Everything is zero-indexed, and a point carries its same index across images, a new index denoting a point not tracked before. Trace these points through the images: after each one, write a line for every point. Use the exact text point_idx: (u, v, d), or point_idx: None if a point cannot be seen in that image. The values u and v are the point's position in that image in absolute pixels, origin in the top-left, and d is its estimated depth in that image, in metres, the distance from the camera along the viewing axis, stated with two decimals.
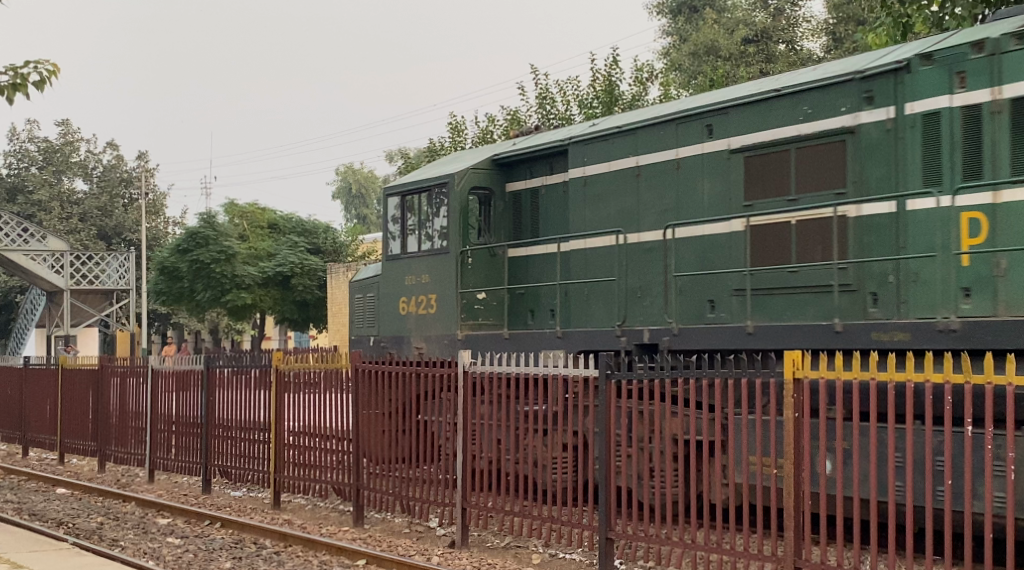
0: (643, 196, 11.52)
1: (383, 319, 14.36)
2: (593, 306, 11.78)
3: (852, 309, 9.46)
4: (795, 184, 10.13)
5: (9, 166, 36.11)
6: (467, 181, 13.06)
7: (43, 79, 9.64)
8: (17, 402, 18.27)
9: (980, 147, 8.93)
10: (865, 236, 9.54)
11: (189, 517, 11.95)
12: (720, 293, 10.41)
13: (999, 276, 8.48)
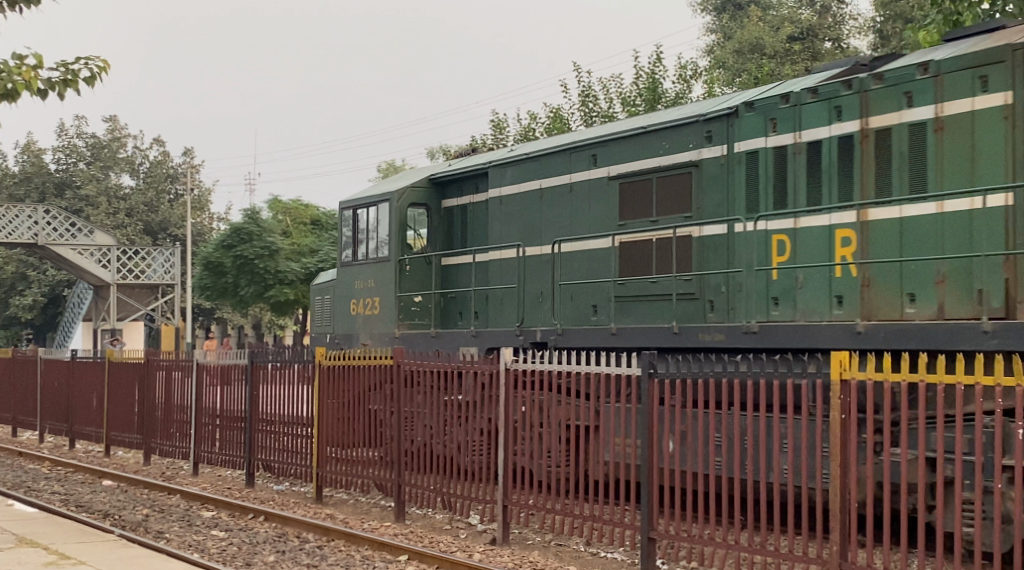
0: (540, 216, 13.15)
1: (339, 318, 16.14)
2: (503, 308, 13.38)
3: (694, 314, 11.05)
4: (656, 207, 11.66)
5: (58, 162, 36.65)
6: (406, 198, 14.70)
7: (94, 75, 9.74)
8: (64, 394, 18.52)
9: (785, 178, 10.44)
10: (706, 252, 11.06)
11: (233, 510, 12.02)
12: (600, 299, 11.99)
13: (863, 286, 9.55)
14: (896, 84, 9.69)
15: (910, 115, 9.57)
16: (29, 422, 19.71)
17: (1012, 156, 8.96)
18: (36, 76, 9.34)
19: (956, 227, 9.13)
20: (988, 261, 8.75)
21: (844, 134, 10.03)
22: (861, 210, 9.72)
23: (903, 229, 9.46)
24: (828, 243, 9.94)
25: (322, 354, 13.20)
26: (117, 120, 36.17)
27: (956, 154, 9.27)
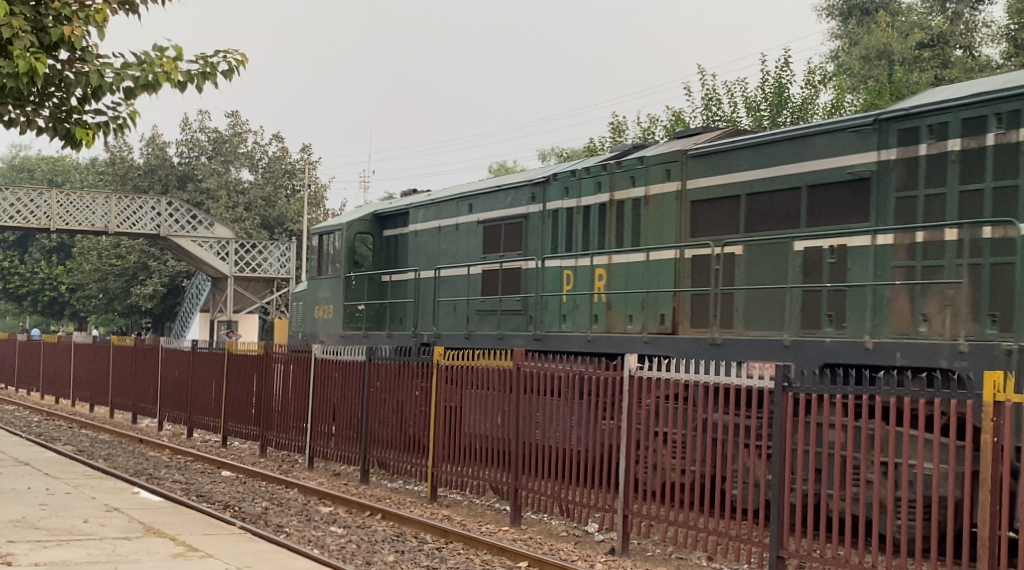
0: (433, 248, 16.58)
1: (305, 321, 19.46)
2: (404, 316, 16.59)
3: (519, 324, 14.18)
4: (504, 245, 14.94)
5: (180, 154, 37.59)
6: (354, 228, 17.93)
7: (232, 68, 9.77)
8: (184, 383, 18.86)
9: (573, 228, 13.70)
10: (530, 279, 14.18)
11: (350, 507, 11.99)
12: (467, 311, 15.19)
13: (608, 306, 12.82)
14: (628, 169, 13.07)
15: (634, 193, 12.90)
16: (148, 410, 20.14)
17: (679, 223, 12.32)
18: (177, 67, 9.38)
19: (651, 269, 12.45)
20: (665, 294, 12.03)
21: (636, 197, 12.89)
22: (606, 255, 13.03)
23: (628, 270, 12.72)
24: (582, 279, 13.37)
25: (440, 354, 13.09)
26: (238, 115, 36.85)
27: (657, 219, 12.62)
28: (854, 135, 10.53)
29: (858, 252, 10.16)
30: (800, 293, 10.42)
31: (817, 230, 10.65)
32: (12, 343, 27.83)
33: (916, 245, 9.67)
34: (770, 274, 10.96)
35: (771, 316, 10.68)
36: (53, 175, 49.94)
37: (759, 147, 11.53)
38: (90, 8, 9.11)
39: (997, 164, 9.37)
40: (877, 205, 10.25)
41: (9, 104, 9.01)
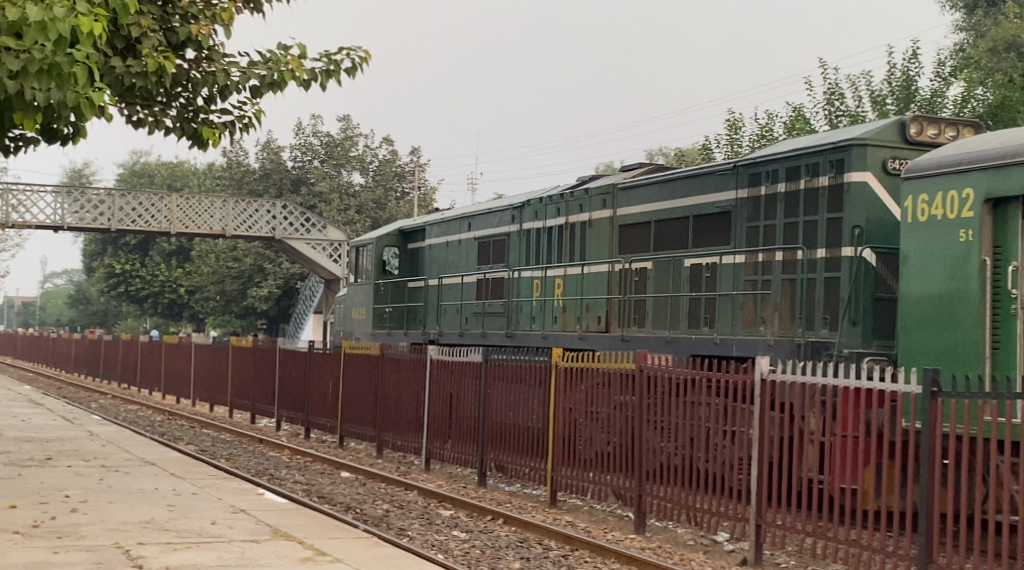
0: (442, 261, 19.06)
1: (344, 320, 22.28)
2: (421, 317, 19.12)
3: (502, 323, 16.45)
4: (493, 257, 17.24)
5: (295, 159, 38.27)
6: (382, 242, 20.49)
7: (354, 66, 9.65)
8: (301, 383, 18.98)
9: (544, 246, 15.85)
10: (509, 288, 16.40)
11: (471, 511, 11.79)
12: (464, 315, 17.59)
13: (562, 308, 14.93)
14: (579, 198, 15.06)
15: (581, 217, 14.95)
16: (266, 411, 20.36)
17: (610, 242, 14.32)
18: (301, 65, 9.31)
19: (590, 279, 14.51)
20: (598, 300, 14.13)
21: (581, 220, 14.94)
22: (561, 268, 15.09)
23: (579, 280, 14.74)
24: (540, 288, 15.60)
25: (558, 356, 12.80)
26: (350, 118, 37.27)
27: (598, 240, 14.58)
28: (722, 173, 12.49)
29: (724, 268, 12.15)
30: (686, 302, 12.59)
31: (698, 250, 12.71)
32: (135, 345, 28.56)
33: (755, 265, 11.74)
34: (668, 285, 12.96)
35: (666, 317, 12.82)
36: (172, 180, 51.32)
37: (663, 182, 13.43)
38: (217, 7, 9.08)
39: (808, 204, 11.32)
40: (736, 234, 12.25)
41: (138, 104, 9.05)
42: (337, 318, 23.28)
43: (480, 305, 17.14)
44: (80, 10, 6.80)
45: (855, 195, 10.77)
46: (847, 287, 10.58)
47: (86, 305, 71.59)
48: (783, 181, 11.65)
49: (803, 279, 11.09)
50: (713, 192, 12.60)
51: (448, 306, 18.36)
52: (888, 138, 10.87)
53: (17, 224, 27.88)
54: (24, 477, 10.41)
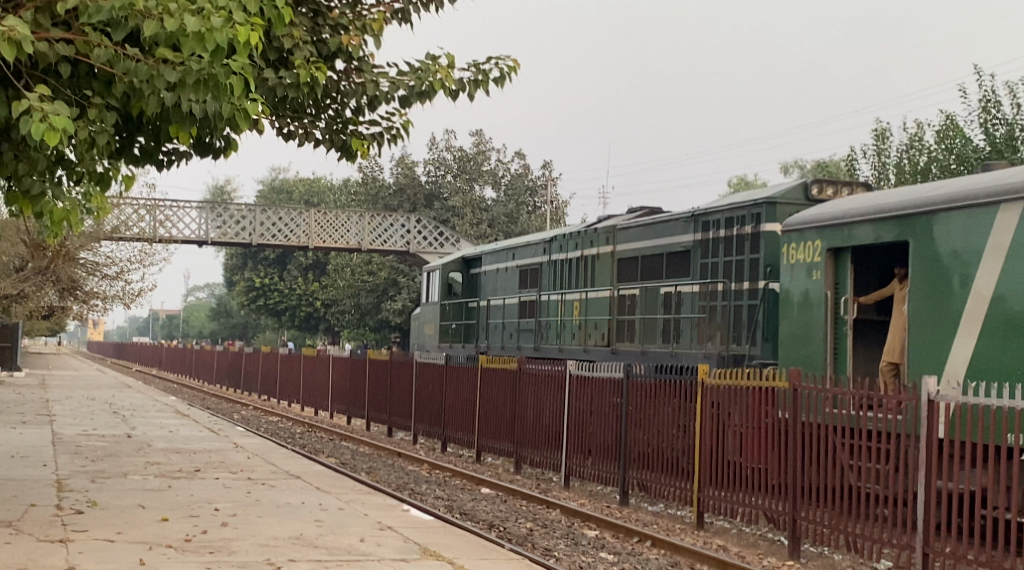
0: (493, 285, 22.22)
1: (419, 334, 25.87)
2: (477, 332, 22.38)
3: (539, 336, 19.40)
4: (531, 281, 20.24)
5: (428, 174, 38.61)
6: (447, 267, 23.84)
7: (504, 74, 9.42)
8: (438, 397, 18.90)
9: (566, 273, 18.75)
10: (542, 308, 19.41)
11: (617, 532, 11.41)
12: (510, 330, 20.68)
13: (576, 326, 17.90)
14: (591, 236, 17.91)
15: (591, 250, 17.84)
16: (403, 424, 20.37)
17: (610, 272, 17.21)
18: (451, 75, 9.13)
19: (594, 301, 17.45)
20: (599, 320, 17.09)
21: (591, 254, 17.84)
22: (577, 293, 18.00)
23: (587, 302, 17.65)
24: (561, 309, 18.56)
25: (704, 373, 12.13)
26: (481, 133, 37.39)
27: (604, 269, 17.47)
28: (683, 219, 15.36)
29: (686, 294, 14.95)
30: (661, 321, 15.31)
31: (666, 280, 15.57)
32: (275, 356, 29.10)
33: (703, 294, 14.51)
34: (652, 307, 15.74)
35: (645, 333, 15.70)
36: (310, 196, 52.54)
37: (644, 225, 16.33)
38: (366, 18, 9.05)
39: (738, 246, 14.03)
40: (693, 268, 15.08)
41: (287, 117, 9.05)
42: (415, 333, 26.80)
43: (518, 323, 20.23)
44: (236, 20, 6.81)
45: (768, 242, 13.43)
46: (762, 311, 13.27)
47: (227, 318, 73.93)
48: (723, 228, 14.37)
49: (733, 305, 13.86)
50: (677, 234, 15.48)
51: (495, 323, 21.62)
52: (793, 198, 13.51)
53: (164, 239, 28.74)
54: (175, 489, 10.52)
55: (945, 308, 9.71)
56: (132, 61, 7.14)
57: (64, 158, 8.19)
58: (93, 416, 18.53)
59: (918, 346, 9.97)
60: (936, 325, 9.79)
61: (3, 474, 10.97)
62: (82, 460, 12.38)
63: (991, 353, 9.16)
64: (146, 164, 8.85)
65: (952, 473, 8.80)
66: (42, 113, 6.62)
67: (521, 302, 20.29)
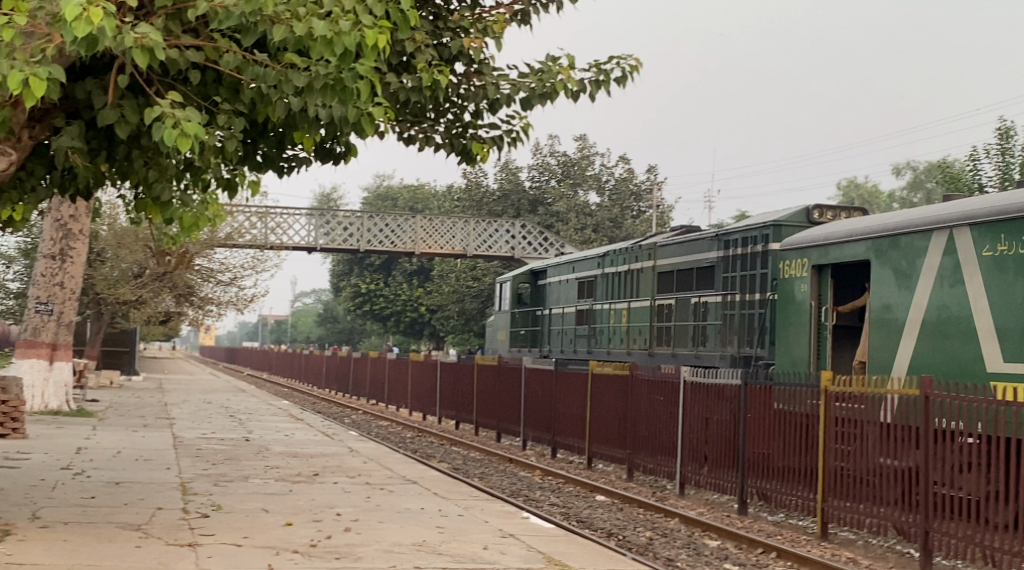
0: (557, 295, 24.38)
1: (497, 339, 28.61)
2: (543, 337, 24.85)
3: (595, 340, 21.56)
4: (587, 292, 22.39)
5: (532, 179, 38.54)
6: (517, 280, 26.44)
7: (626, 75, 9.21)
8: (548, 402, 18.69)
9: (614, 284, 20.85)
10: (596, 315, 21.60)
11: (740, 542, 11.06)
12: (570, 335, 22.99)
13: (624, 332, 20.03)
14: (635, 252, 19.86)
15: (635, 264, 19.83)
16: (512, 430, 20.23)
17: (649, 285, 19.21)
18: (572, 75, 8.99)
19: (637, 311, 19.54)
20: (642, 326, 19.21)
21: (635, 267, 19.86)
22: (624, 303, 20.08)
23: (631, 310, 19.79)
24: (612, 317, 20.66)
25: (828, 379, 11.39)
26: (584, 139, 37.19)
27: (645, 282, 19.50)
28: (708, 238, 17.22)
29: (711, 305, 16.74)
30: (692, 327, 17.34)
31: (696, 291, 17.51)
32: (383, 361, 29.32)
33: (726, 304, 16.24)
34: (686, 315, 17.77)
35: (679, 337, 17.77)
36: (414, 202, 53.18)
37: (676, 243, 18.33)
38: (486, 20, 9.00)
39: (748, 263, 15.75)
40: (716, 280, 16.82)
41: (407, 122, 9.06)
42: (492, 338, 29.45)
43: (576, 330, 22.48)
44: (363, 23, 6.74)
45: (772, 258, 14.96)
46: (769, 319, 14.88)
47: (333, 323, 75.37)
48: (738, 247, 16.01)
49: (747, 314, 15.53)
50: (703, 252, 17.37)
51: (556, 329, 23.99)
52: (796, 220, 14.96)
53: (275, 246, 29.28)
54: (296, 493, 10.60)
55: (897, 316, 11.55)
56: (260, 66, 7.19)
57: (192, 165, 8.30)
58: (211, 420, 18.86)
59: (878, 347, 11.91)
60: (889, 331, 11.66)
61: (131, 476, 11.20)
62: (204, 463, 12.59)
63: (928, 355, 10.99)
64: (269, 171, 8.88)
65: (897, 453, 10.27)
66: (174, 119, 6.64)
67: (579, 310, 22.50)
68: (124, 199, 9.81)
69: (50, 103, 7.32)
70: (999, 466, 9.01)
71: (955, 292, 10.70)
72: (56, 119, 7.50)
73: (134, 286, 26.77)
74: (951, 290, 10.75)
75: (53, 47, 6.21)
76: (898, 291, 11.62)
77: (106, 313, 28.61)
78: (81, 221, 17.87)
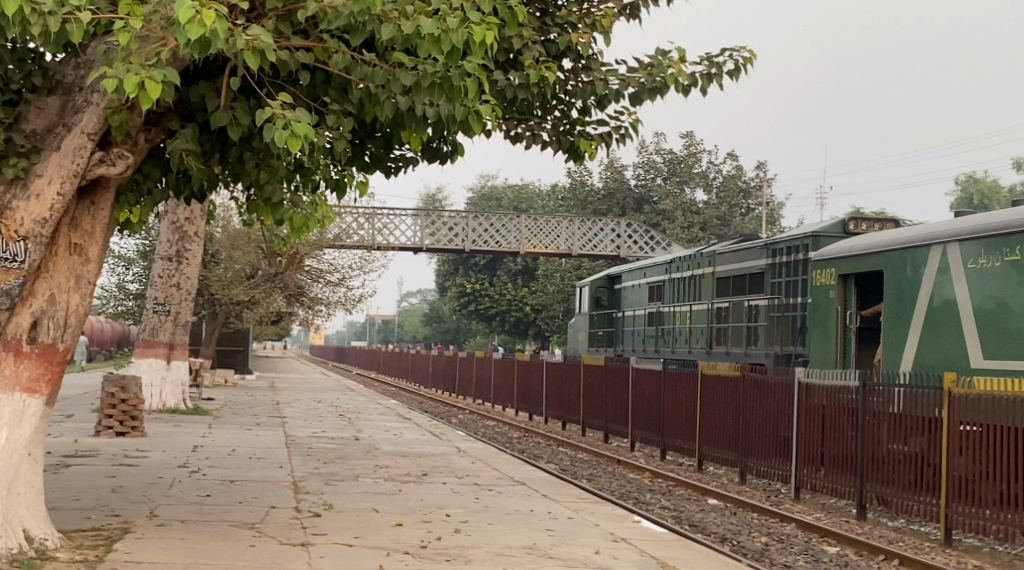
0: (631, 299, 26.22)
1: (577, 338, 30.47)
2: (618, 337, 26.74)
3: (665, 339, 23.36)
4: (656, 296, 24.20)
5: (638, 177, 38.14)
6: (594, 284, 28.28)
7: (739, 67, 8.92)
8: (657, 403, 18.39)
9: (679, 289, 22.62)
10: (664, 317, 23.42)
11: (860, 549, 10.63)
12: (643, 336, 24.85)
13: (689, 332, 21.76)
14: (698, 259, 21.58)
15: (698, 270, 21.55)
16: (620, 431, 19.96)
17: (709, 290, 20.88)
18: (683, 69, 8.76)
19: (700, 313, 21.25)
20: (703, 327, 20.92)
21: (697, 273, 21.59)
22: (688, 307, 21.86)
23: (694, 313, 21.54)
24: (678, 319, 22.39)
25: (950, 382, 10.90)
26: (691, 136, 36.66)
27: (707, 287, 21.21)
28: (758, 247, 18.83)
29: (762, 308, 18.39)
30: (746, 328, 19.02)
31: (748, 295, 19.20)
32: (489, 361, 29.40)
33: (773, 306, 17.95)
34: (740, 317, 19.46)
35: (735, 338, 19.47)
36: (519, 201, 53.33)
37: (733, 251, 19.97)
38: (595, 15, 8.84)
39: (791, 270, 17.32)
40: (765, 285, 18.45)
41: (514, 119, 8.96)
42: (573, 337, 31.26)
43: (650, 331, 24.25)
44: (472, 19, 6.59)
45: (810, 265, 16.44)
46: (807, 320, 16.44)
47: (438, 323, 76.09)
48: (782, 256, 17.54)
49: (792, 315, 17.17)
50: (754, 259, 18.96)
51: (630, 330, 25.82)
52: (833, 232, 16.30)
53: (382, 246, 29.59)
54: (406, 493, 10.60)
55: (903, 318, 13.22)
56: (369, 66, 7.16)
57: (301, 166, 8.37)
58: (321, 419, 19.10)
59: (889, 344, 13.57)
60: (896, 328, 13.42)
61: (245, 475, 11.37)
62: (315, 462, 12.72)
63: (927, 351, 12.72)
64: (377, 171, 8.87)
65: (914, 440, 11.44)
66: (284, 120, 6.65)
67: (649, 313, 24.31)
68: (237, 202, 9.96)
69: (165, 105, 7.37)
70: (994, 448, 10.20)
71: (950, 296, 12.38)
72: (171, 122, 7.55)
73: (246, 286, 27.37)
74: (948, 299, 12.41)
75: (167, 50, 6.28)
76: (904, 294, 13.31)
77: (220, 313, 29.36)
78: (196, 223, 18.35)
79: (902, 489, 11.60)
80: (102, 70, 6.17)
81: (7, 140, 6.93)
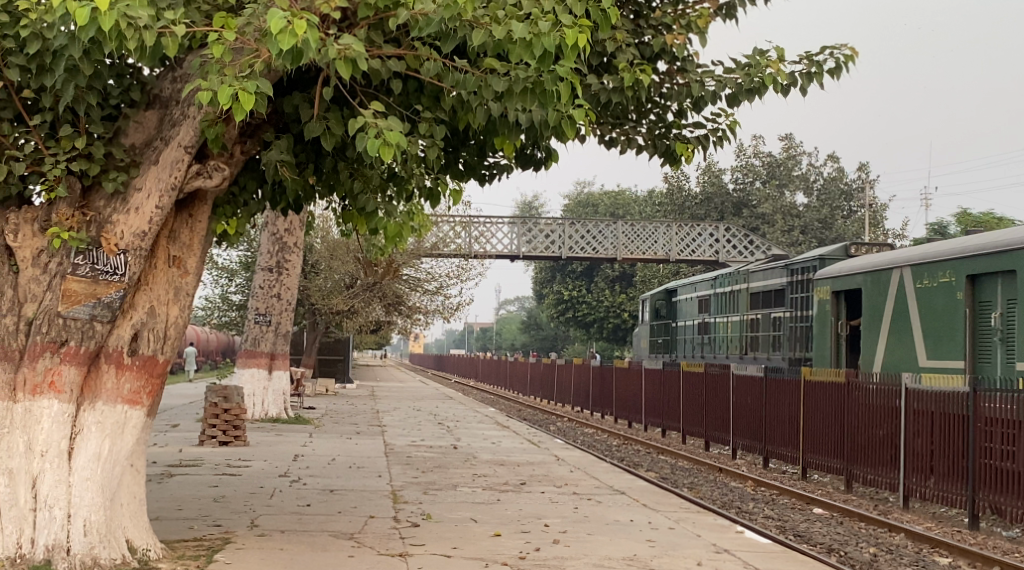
0: (685, 311, 26.77)
1: (637, 347, 31.01)
2: (673, 347, 27.37)
3: (707, 346, 24.46)
4: (699, 308, 25.29)
5: (736, 181, 37.59)
6: (654, 298, 29.10)
7: (840, 65, 8.61)
8: (758, 411, 18.01)
9: (721, 301, 23.67)
10: (706, 326, 24.53)
11: (975, 560, 10.10)
12: (689, 344, 25.85)
13: (726, 340, 22.97)
14: (736, 274, 22.69)
15: (734, 284, 22.64)
16: (721, 439, 19.59)
17: (747, 302, 21.92)
18: (781, 69, 8.50)
19: (739, 324, 22.34)
20: (743, 337, 22.01)
21: (734, 287, 22.71)
22: (726, 317, 22.98)
23: (732, 324, 22.63)
24: (722, 329, 23.38)
25: None
26: (791, 139, 36.01)
27: (742, 299, 22.34)
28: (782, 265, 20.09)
29: (784, 320, 19.70)
30: (774, 337, 20.17)
31: (774, 308, 20.40)
32: (586, 369, 29.25)
33: (793, 317, 19.26)
34: (767, 328, 20.66)
35: (765, 345, 20.63)
36: (615, 209, 53.06)
37: (762, 268, 21.14)
38: (690, 15, 8.67)
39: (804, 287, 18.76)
40: (785, 299, 19.77)
41: (607, 124, 8.84)
42: (639, 345, 31.49)
43: (699, 340, 25.05)
44: (564, 22, 6.47)
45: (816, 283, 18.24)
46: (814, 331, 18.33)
47: (536, 331, 75.94)
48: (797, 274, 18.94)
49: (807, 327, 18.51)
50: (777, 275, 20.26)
51: (683, 339, 26.48)
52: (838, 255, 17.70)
53: (479, 255, 29.70)
54: (503, 503, 10.52)
55: (877, 326, 15.27)
56: (461, 72, 7.14)
57: (396, 175, 8.46)
58: (421, 427, 19.18)
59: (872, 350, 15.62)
60: (875, 335, 15.50)
61: (344, 484, 11.44)
62: (414, 471, 12.77)
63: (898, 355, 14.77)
64: (471, 178, 8.81)
65: (1002, 443, 11.32)
66: (376, 128, 6.60)
67: (698, 324, 24.96)
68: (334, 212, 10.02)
69: (260, 116, 7.46)
70: None
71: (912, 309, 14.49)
72: (266, 133, 7.65)
73: (346, 296, 27.81)
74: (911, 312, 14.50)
75: (260, 60, 6.32)
76: (876, 305, 15.26)
77: (321, 323, 29.79)
78: (295, 234, 18.57)
79: (986, 488, 11.57)
80: (198, 83, 6.24)
81: (108, 154, 7.10)
